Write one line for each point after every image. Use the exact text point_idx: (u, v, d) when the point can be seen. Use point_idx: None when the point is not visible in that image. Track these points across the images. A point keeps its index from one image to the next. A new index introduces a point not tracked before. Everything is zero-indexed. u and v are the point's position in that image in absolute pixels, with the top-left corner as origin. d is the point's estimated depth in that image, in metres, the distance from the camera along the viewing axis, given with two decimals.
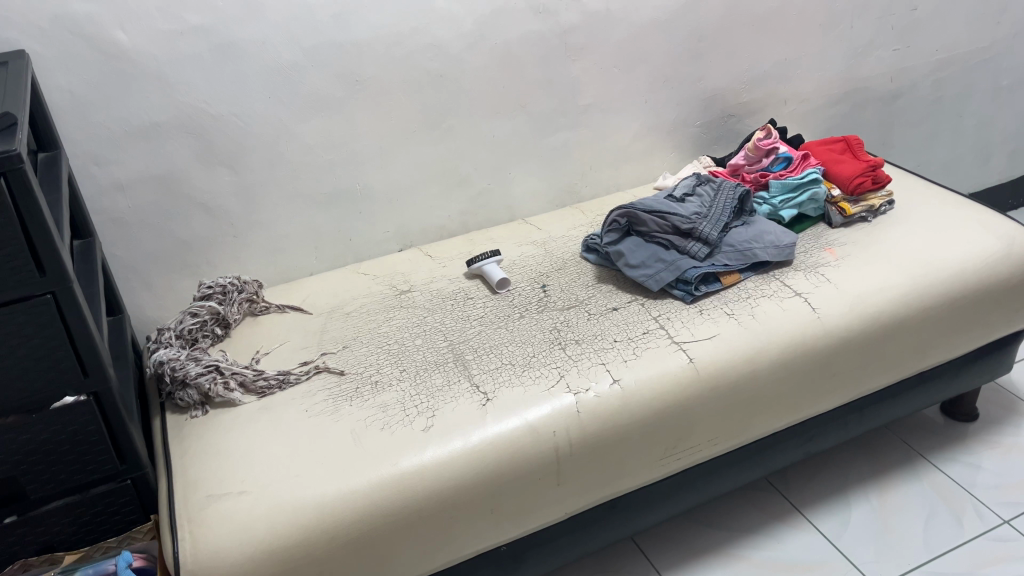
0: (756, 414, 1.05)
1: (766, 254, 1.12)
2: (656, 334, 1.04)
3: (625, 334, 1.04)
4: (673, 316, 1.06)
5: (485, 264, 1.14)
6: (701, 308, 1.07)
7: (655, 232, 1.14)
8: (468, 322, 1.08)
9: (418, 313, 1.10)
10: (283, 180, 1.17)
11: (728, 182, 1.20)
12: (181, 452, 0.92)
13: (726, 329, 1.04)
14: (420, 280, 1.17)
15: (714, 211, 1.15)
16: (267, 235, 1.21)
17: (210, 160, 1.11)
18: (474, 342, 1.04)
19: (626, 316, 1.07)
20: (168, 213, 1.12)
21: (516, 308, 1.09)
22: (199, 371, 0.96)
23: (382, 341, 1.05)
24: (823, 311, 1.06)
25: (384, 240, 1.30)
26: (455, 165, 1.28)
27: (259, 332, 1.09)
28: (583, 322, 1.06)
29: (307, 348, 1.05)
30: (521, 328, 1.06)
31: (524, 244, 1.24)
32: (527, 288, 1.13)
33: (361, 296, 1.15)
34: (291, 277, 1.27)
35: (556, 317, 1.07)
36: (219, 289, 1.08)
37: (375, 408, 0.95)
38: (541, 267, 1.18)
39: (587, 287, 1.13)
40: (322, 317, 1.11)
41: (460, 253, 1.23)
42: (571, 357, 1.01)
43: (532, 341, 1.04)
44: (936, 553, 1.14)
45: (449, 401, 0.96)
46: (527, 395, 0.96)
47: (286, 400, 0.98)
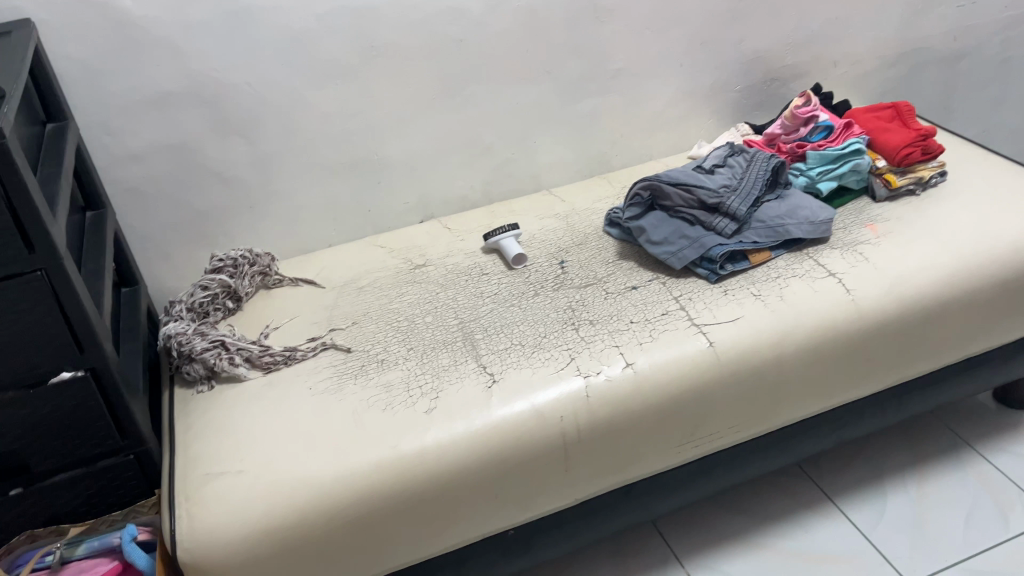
0: (781, 401, 1.00)
1: (799, 231, 1.05)
2: (675, 315, 0.99)
3: (642, 315, 0.99)
4: (695, 296, 1.01)
5: (503, 238, 1.10)
6: (726, 288, 1.01)
7: (679, 206, 1.06)
8: (480, 299, 1.04)
9: (431, 289, 1.07)
10: (299, 150, 1.15)
11: (762, 152, 1.12)
12: (186, 427, 0.92)
13: (750, 311, 0.98)
14: (436, 254, 1.14)
15: (745, 183, 1.07)
16: (283, 206, 1.18)
17: (224, 130, 1.09)
18: (483, 322, 1.00)
19: (645, 295, 1.02)
20: (183, 183, 1.11)
21: (531, 285, 1.05)
22: (205, 346, 0.96)
23: (391, 317, 1.03)
24: (858, 293, 1.00)
25: (404, 211, 1.26)
26: (477, 134, 1.23)
27: (270, 306, 1.07)
28: (599, 302, 1.01)
29: (316, 324, 1.03)
30: (534, 306, 1.02)
31: (545, 217, 1.19)
32: (546, 264, 1.09)
33: (375, 270, 1.12)
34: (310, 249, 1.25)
35: (571, 296, 1.03)
36: (230, 262, 1.07)
37: (378, 388, 0.93)
38: (561, 242, 1.13)
39: (606, 263, 1.08)
40: (334, 292, 1.09)
41: (480, 226, 1.19)
42: (583, 338, 0.97)
43: (544, 321, 0.99)
44: (977, 548, 1.07)
45: (454, 383, 0.93)
46: (535, 378, 0.92)
47: (290, 377, 0.96)
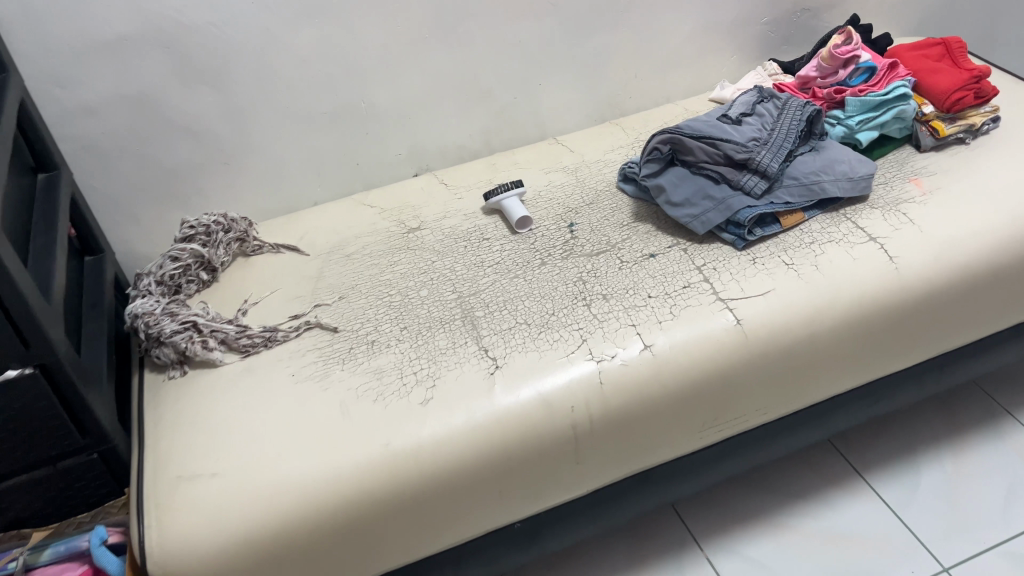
0: (813, 380, 0.90)
1: (836, 189, 0.93)
2: (696, 288, 0.88)
3: (660, 289, 0.89)
4: (720, 267, 0.90)
5: (505, 198, 0.99)
6: (754, 257, 0.91)
7: (703, 162, 0.94)
8: (481, 270, 0.94)
9: (426, 258, 0.96)
10: (275, 98, 1.02)
11: (795, 99, 0.99)
12: (155, 420, 0.83)
13: (781, 283, 0.88)
14: (432, 216, 1.03)
15: (776, 135, 0.95)
16: (261, 161, 1.07)
17: (189, 78, 0.97)
18: (484, 296, 0.90)
19: (663, 265, 0.91)
20: (147, 138, 0.99)
21: (536, 253, 0.95)
22: (175, 328, 0.86)
23: (382, 291, 0.93)
24: (902, 261, 0.89)
25: (397, 164, 1.15)
26: (474, 77, 1.10)
27: (249, 277, 0.97)
28: (613, 273, 0.91)
29: (299, 298, 0.93)
30: (541, 278, 0.92)
31: (552, 170, 1.08)
32: (553, 228, 0.98)
33: (364, 234, 1.02)
34: (294, 209, 1.14)
35: (581, 267, 0.92)
36: (202, 229, 0.96)
37: (368, 375, 0.83)
38: (570, 201, 1.02)
39: (620, 227, 0.97)
40: (319, 260, 0.98)
41: (480, 182, 1.08)
42: (596, 315, 0.87)
43: (552, 296, 0.89)
44: (1018, 530, 1.00)
45: (452, 369, 0.83)
46: (542, 362, 0.83)
47: (271, 361, 0.86)
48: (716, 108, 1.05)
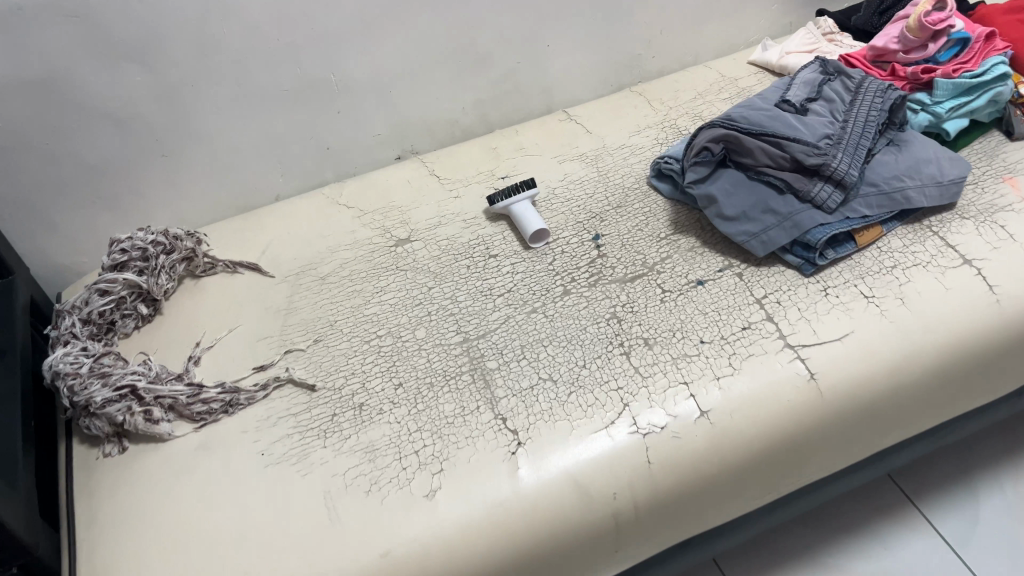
0: (891, 432, 0.75)
1: (923, 197, 0.76)
2: (757, 330, 0.72)
3: (712, 331, 0.72)
4: (785, 300, 0.74)
5: (515, 201, 0.82)
6: (827, 288, 0.74)
7: (764, 165, 0.76)
8: (489, 303, 0.76)
9: (421, 283, 0.79)
10: (221, 74, 0.81)
11: (873, 80, 0.80)
12: (87, 518, 0.65)
13: (862, 324, 0.72)
14: (423, 222, 0.84)
15: (852, 131, 0.77)
16: (208, 150, 0.86)
17: (110, 54, 0.75)
18: (495, 343, 0.73)
19: (714, 298, 0.74)
20: (61, 130, 0.77)
21: (555, 280, 0.77)
22: (109, 397, 0.67)
23: (367, 334, 0.75)
24: (1006, 292, 0.72)
25: (376, 146, 0.95)
26: (469, 41, 0.89)
27: (200, 310, 0.78)
28: (653, 309, 0.74)
29: (265, 341, 0.75)
30: (565, 317, 0.74)
31: (568, 159, 0.89)
32: (574, 244, 0.80)
33: (340, 247, 0.83)
34: (252, 205, 0.93)
35: (613, 300, 0.75)
36: (138, 252, 0.76)
37: (359, 455, 0.66)
38: (594, 204, 0.84)
39: (656, 241, 0.80)
40: (287, 284, 0.80)
41: (480, 175, 0.89)
42: (638, 369, 0.70)
43: (581, 342, 0.72)
44: None
45: (462, 446, 0.66)
46: (575, 435, 0.66)
47: (233, 433, 0.69)
48: (769, 88, 0.86)
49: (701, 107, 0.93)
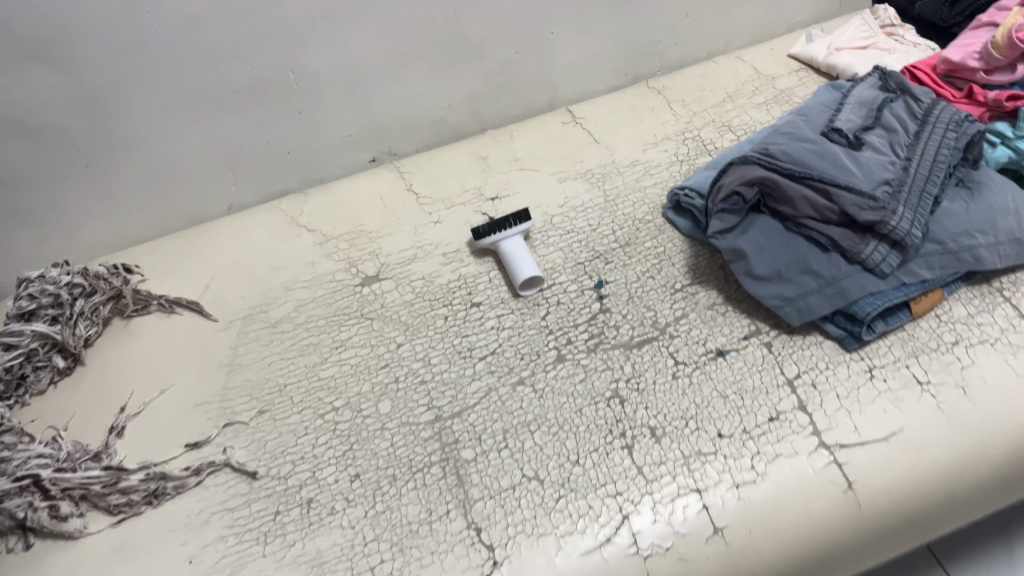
0: None
1: (996, 258, 0.61)
2: (787, 422, 0.60)
3: (732, 423, 0.60)
4: (822, 383, 0.61)
5: (504, 237, 0.69)
6: (872, 368, 0.62)
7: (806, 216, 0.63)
8: (468, 370, 0.64)
9: (389, 339, 0.66)
10: (155, 75, 0.67)
11: (946, 107, 0.65)
12: None
13: (914, 419, 0.59)
14: (396, 255, 0.71)
15: (917, 175, 0.62)
16: (144, 159, 0.72)
17: (13, 53, 0.60)
18: (473, 425, 0.61)
19: (735, 376, 0.62)
20: None
21: (547, 341, 0.65)
22: (5, 490, 0.55)
23: (321, 405, 0.63)
24: None
25: (346, 148, 0.80)
26: (458, 31, 0.74)
27: (129, 363, 0.66)
28: (663, 388, 0.62)
29: (201, 410, 0.63)
30: (558, 393, 0.62)
31: (569, 178, 0.75)
32: (573, 293, 0.68)
33: (297, 284, 0.70)
34: (201, 219, 0.80)
35: (615, 374, 0.63)
36: (50, 298, 0.63)
37: (302, 567, 0.54)
38: (598, 241, 0.71)
39: (671, 296, 0.67)
40: (232, 333, 0.68)
41: (466, 193, 0.75)
42: (642, 470, 0.58)
43: (574, 430, 0.60)
44: None
45: (426, 565, 0.54)
46: (562, 556, 0.53)
47: (158, 533, 0.57)
48: (814, 104, 0.72)
49: (730, 114, 0.79)
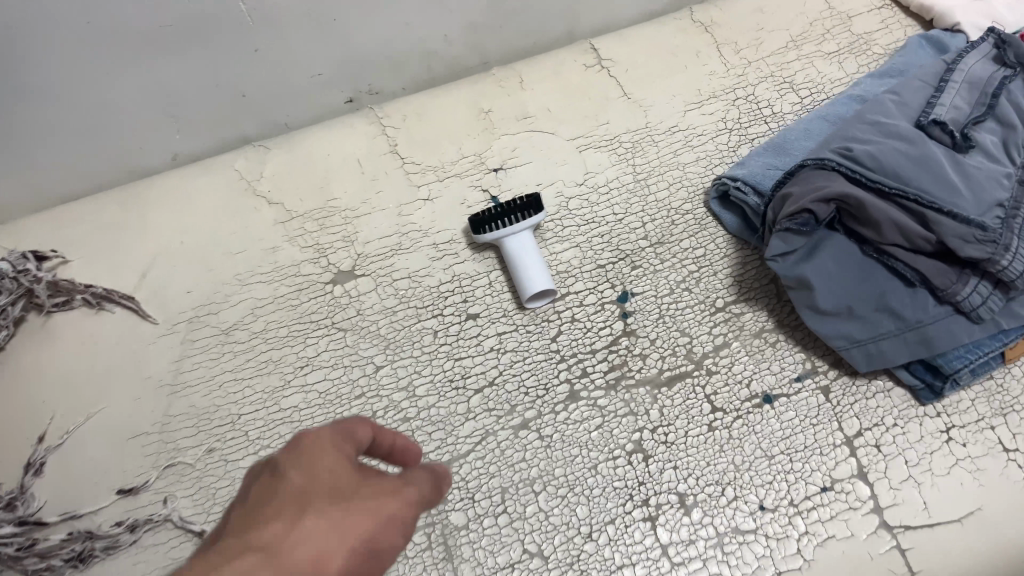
0: None
1: None
2: (842, 495, 0.50)
3: (777, 493, 0.50)
4: (886, 445, 0.51)
5: (509, 233, 0.55)
6: (949, 428, 0.51)
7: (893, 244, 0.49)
8: (459, 405, 0.53)
9: (366, 360, 0.54)
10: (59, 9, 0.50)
11: None
12: None
13: (997, 500, 0.49)
14: (375, 244, 0.58)
15: None
16: (59, 111, 0.57)
17: None
18: (464, 482, 0.51)
19: (783, 431, 0.52)
20: None
21: (558, 372, 0.54)
22: None
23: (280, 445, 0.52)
24: None
25: (316, 92, 0.64)
26: None
27: (47, 376, 0.54)
28: (696, 443, 0.51)
29: (138, 444, 0.52)
30: (568, 443, 0.52)
31: (591, 146, 0.61)
32: (590, 308, 0.55)
33: (253, 276, 0.58)
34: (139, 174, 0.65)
35: (639, 422, 0.52)
36: None
37: None
38: (623, 237, 0.58)
39: (709, 318, 0.55)
40: (174, 340, 0.56)
41: (463, 162, 0.61)
42: (669, 550, 0.48)
43: (586, 494, 0.50)
44: None
45: None
46: None
47: None
48: (907, 77, 0.56)
49: (793, 67, 0.63)
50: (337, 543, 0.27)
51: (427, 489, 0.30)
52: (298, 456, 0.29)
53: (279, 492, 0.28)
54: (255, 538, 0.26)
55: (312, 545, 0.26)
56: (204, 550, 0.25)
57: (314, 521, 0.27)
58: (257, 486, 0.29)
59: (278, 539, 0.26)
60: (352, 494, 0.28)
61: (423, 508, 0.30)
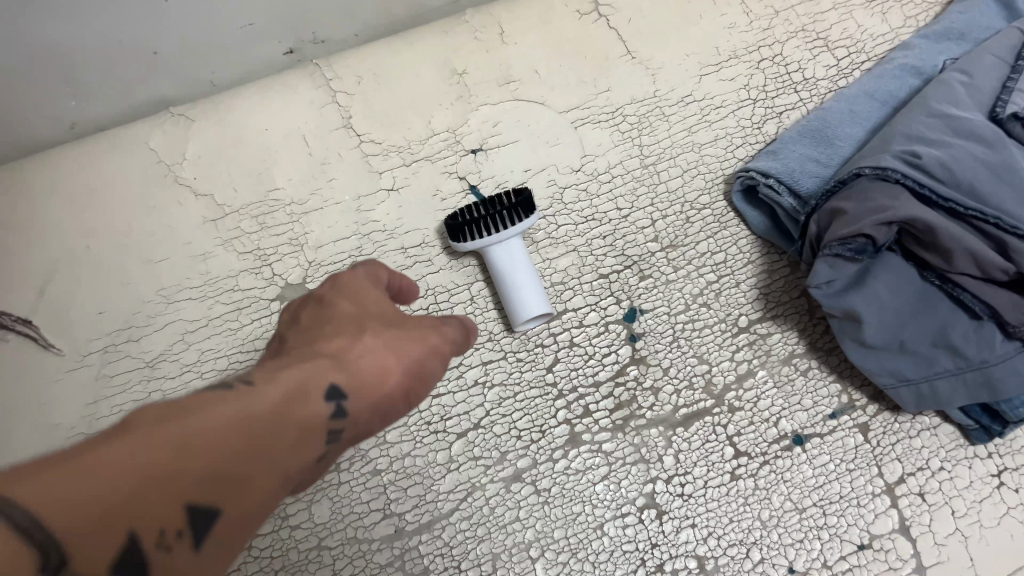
0: None
1: None
2: (882, 554, 0.44)
3: (809, 553, 0.44)
4: (931, 492, 0.45)
5: (493, 243, 0.44)
6: (1001, 472, 0.45)
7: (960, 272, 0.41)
8: (440, 453, 0.45)
9: None
10: None
11: None
12: None
13: None
14: (329, 249, 0.48)
15: None
16: None
17: None
18: (448, 548, 0.44)
19: (816, 478, 0.45)
20: None
21: (556, 410, 0.46)
22: None
23: None
24: None
25: (250, 46, 0.48)
26: None
27: None
28: (716, 495, 0.44)
29: None
30: (569, 499, 0.44)
31: (588, 121, 0.50)
32: (592, 329, 0.47)
33: (180, 292, 0.47)
34: (27, 153, 0.50)
35: (651, 471, 0.45)
36: None
37: None
38: (628, 239, 0.48)
39: (731, 340, 0.47)
40: (86, 376, 0.46)
41: (433, 140, 0.50)
42: None
43: (591, 560, 0.44)
44: None
45: None
46: None
47: None
48: (977, 49, 0.46)
49: (827, 19, 0.53)
50: (395, 361, 0.31)
51: (452, 336, 0.35)
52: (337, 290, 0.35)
53: (336, 318, 0.32)
54: (325, 346, 0.30)
55: (377, 363, 0.31)
56: (288, 355, 0.30)
57: (368, 339, 0.31)
58: (309, 314, 0.34)
59: (346, 352, 0.30)
60: (399, 327, 0.33)
61: (449, 355, 0.34)
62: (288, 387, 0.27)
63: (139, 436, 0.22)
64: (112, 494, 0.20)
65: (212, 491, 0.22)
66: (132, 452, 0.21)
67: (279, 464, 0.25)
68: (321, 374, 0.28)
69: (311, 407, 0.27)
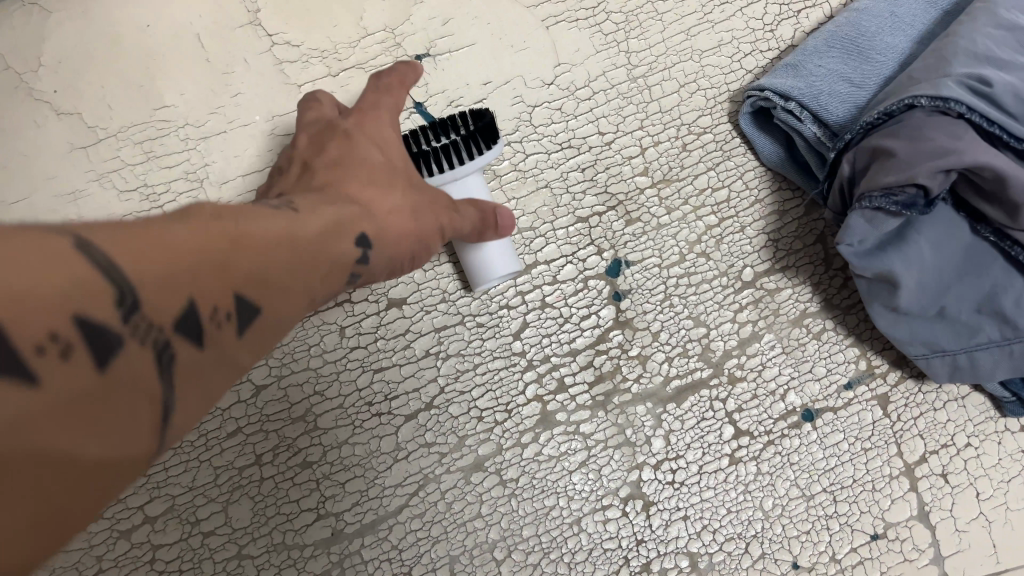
0: None
1: None
2: (898, 543, 0.38)
3: (817, 545, 0.37)
4: (956, 473, 0.39)
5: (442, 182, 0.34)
6: None
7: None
8: (384, 441, 0.37)
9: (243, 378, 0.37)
10: None
11: None
12: None
13: None
14: (237, 184, 0.38)
15: None
16: None
17: None
18: (397, 551, 0.36)
19: (827, 461, 0.38)
20: None
21: (523, 384, 0.38)
22: None
23: (121, 514, 0.36)
24: None
25: None
26: None
27: None
28: (713, 483, 0.38)
29: None
30: (540, 491, 0.37)
31: (562, 21, 0.40)
32: (567, 287, 0.39)
33: None
34: None
35: (637, 457, 0.38)
36: None
37: None
38: (610, 172, 0.39)
39: (732, 296, 0.39)
40: None
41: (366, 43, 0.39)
42: None
43: (565, 562, 0.37)
44: None
45: None
46: None
47: None
48: None
49: None
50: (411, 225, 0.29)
51: (477, 213, 0.33)
52: (373, 103, 0.33)
53: (363, 158, 0.30)
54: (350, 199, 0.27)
55: (400, 208, 0.29)
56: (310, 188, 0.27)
57: (394, 194, 0.29)
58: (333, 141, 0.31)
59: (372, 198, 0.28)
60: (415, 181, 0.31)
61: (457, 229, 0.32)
62: (325, 223, 0.24)
63: (199, 226, 0.19)
64: (178, 271, 0.17)
65: (276, 282, 0.20)
66: (197, 245, 0.18)
67: (317, 288, 0.23)
68: (350, 222, 0.25)
69: (343, 246, 0.24)
